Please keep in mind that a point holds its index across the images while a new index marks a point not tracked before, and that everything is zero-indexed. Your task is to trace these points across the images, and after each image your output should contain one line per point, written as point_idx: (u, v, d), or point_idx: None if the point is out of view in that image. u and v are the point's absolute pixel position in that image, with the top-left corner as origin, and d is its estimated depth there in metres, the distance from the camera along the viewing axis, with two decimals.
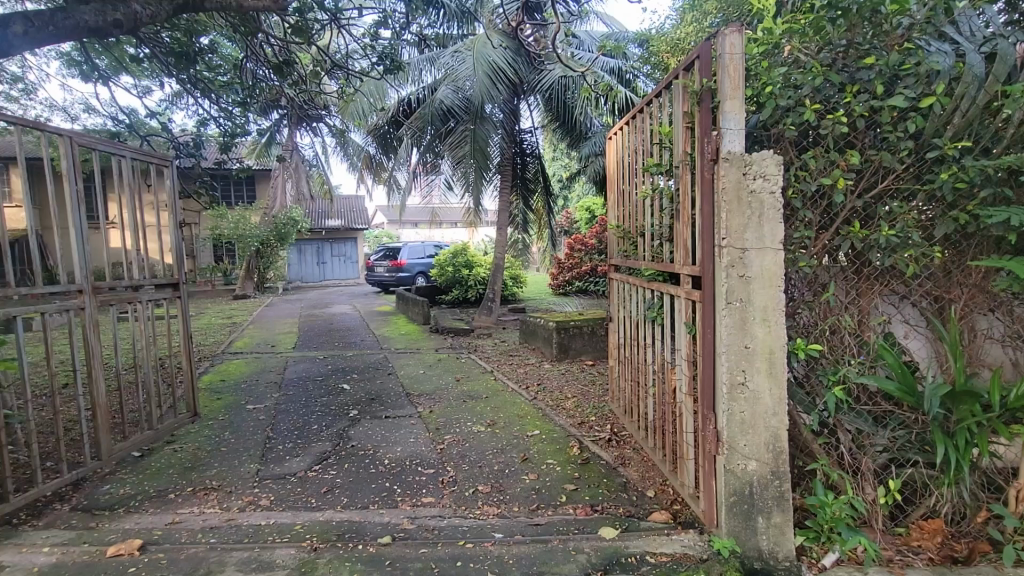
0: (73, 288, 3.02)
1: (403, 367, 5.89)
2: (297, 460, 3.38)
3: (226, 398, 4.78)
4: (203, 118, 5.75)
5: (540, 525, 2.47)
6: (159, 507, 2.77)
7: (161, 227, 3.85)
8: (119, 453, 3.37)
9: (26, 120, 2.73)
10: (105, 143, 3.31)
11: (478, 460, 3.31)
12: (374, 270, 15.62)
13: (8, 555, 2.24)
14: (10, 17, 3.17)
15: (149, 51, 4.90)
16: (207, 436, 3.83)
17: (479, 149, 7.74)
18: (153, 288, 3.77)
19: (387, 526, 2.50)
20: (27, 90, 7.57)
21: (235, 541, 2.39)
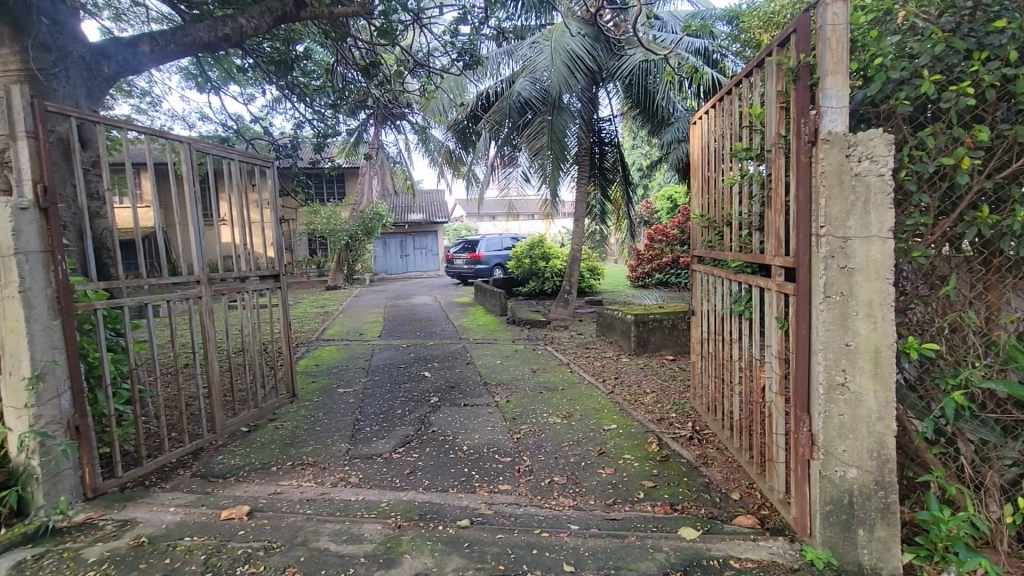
0: (191, 279, 3.38)
1: (481, 357, 6.02)
2: (383, 442, 3.57)
3: (320, 381, 5.16)
4: (300, 120, 6.20)
5: (616, 520, 2.44)
6: (263, 478, 3.05)
7: (264, 223, 4.21)
8: (230, 427, 3.74)
9: (153, 129, 3.08)
10: (217, 147, 3.65)
11: (554, 451, 3.32)
12: (453, 262, 16.07)
13: (142, 512, 2.57)
14: (140, 38, 3.60)
15: (254, 61, 5.35)
16: (304, 416, 4.14)
17: (557, 140, 7.61)
18: (258, 279, 4.14)
19: (466, 510, 2.58)
20: (153, 103, 8.53)
21: (328, 513, 2.57)
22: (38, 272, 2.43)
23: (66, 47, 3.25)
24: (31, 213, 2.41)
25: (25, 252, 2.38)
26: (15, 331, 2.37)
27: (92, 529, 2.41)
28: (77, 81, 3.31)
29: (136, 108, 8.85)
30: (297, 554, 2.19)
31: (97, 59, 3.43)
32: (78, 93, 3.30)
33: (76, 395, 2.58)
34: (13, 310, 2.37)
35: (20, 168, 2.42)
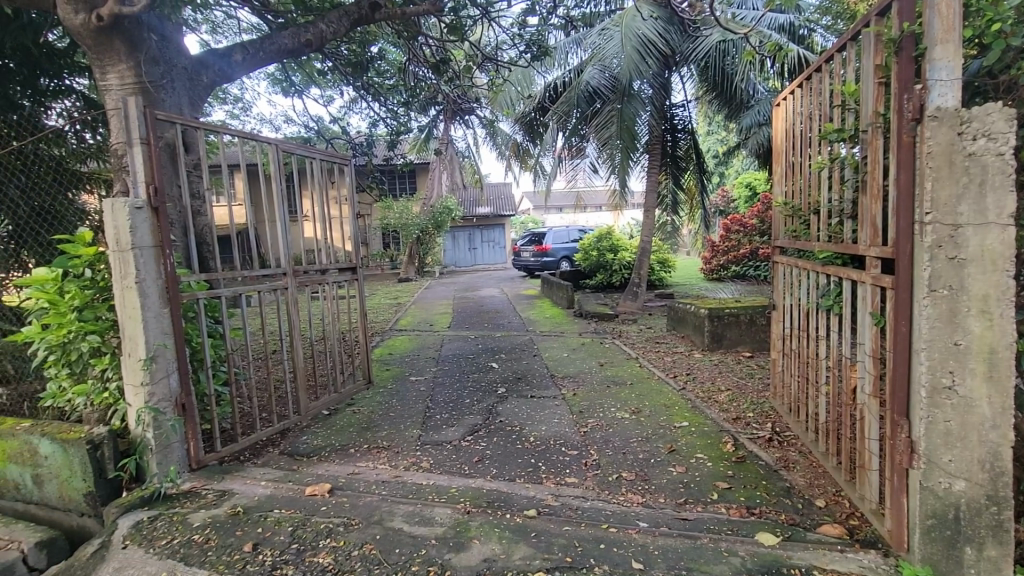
0: (278, 272, 3.62)
1: (548, 349, 6.02)
2: (452, 430, 3.68)
3: (394, 369, 5.40)
4: (375, 119, 6.46)
5: (688, 520, 2.36)
6: (343, 458, 3.24)
7: (343, 218, 4.43)
8: (313, 410, 4.00)
9: (245, 132, 3.32)
10: (301, 148, 3.89)
11: (622, 446, 3.26)
12: (520, 255, 16.16)
13: (238, 484, 2.81)
14: (233, 48, 3.92)
15: (333, 64, 5.67)
16: (379, 402, 4.35)
17: (626, 128, 7.36)
18: (337, 272, 4.36)
19: (533, 500, 2.60)
20: (244, 108, 9.20)
21: (401, 495, 2.69)
22: (151, 265, 2.71)
23: (171, 60, 3.59)
24: (144, 211, 2.69)
25: (139, 247, 2.66)
26: (132, 317, 2.66)
27: (196, 497, 2.67)
28: (180, 91, 3.63)
29: (229, 114, 9.59)
30: (374, 531, 2.31)
31: (197, 69, 3.77)
32: (182, 102, 3.62)
33: (182, 376, 2.85)
34: (131, 299, 2.65)
35: (135, 171, 2.70)
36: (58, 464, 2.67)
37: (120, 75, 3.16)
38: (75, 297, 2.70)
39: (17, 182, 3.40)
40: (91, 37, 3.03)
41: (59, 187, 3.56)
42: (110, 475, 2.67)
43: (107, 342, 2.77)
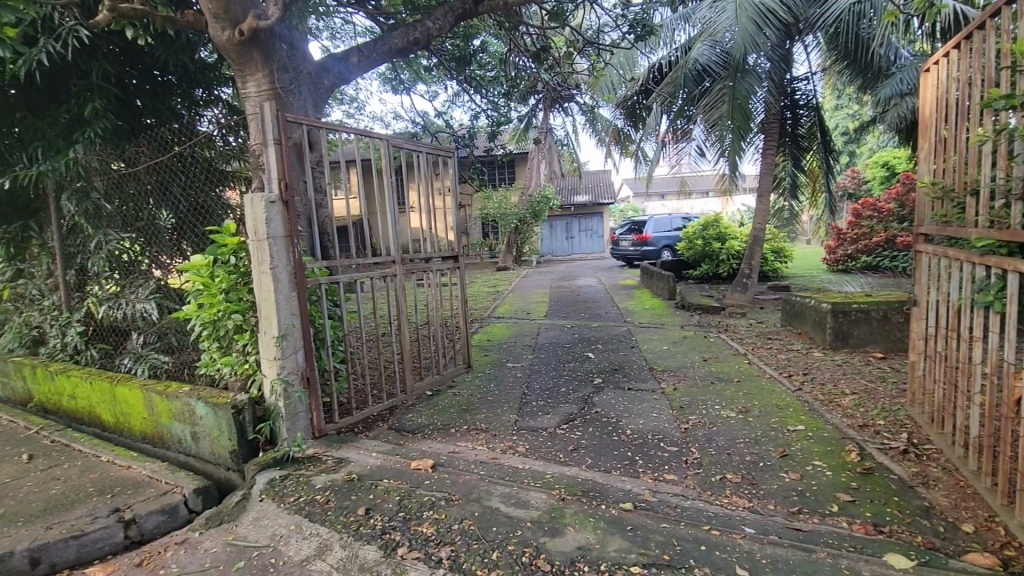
0: (388, 259, 3.88)
1: (647, 342, 5.84)
2: (548, 417, 3.71)
3: (492, 355, 5.56)
4: (477, 111, 6.64)
5: (802, 531, 2.18)
6: (445, 437, 3.41)
7: (446, 208, 4.62)
8: (418, 390, 4.25)
9: (361, 130, 3.57)
10: (409, 142, 4.09)
11: (726, 446, 3.09)
12: (618, 244, 15.78)
13: (353, 453, 3.08)
14: (350, 51, 4.25)
15: (438, 60, 5.96)
16: (478, 385, 4.51)
17: (739, 106, 6.79)
18: (440, 260, 4.56)
19: (629, 494, 2.55)
20: (358, 107, 9.95)
21: (498, 476, 2.78)
22: (282, 253, 3.03)
23: (298, 66, 3.97)
24: (277, 205, 3.00)
25: (273, 237, 2.98)
26: (268, 299, 3.00)
27: (318, 462, 2.97)
28: (305, 94, 3.99)
29: (346, 113, 10.39)
30: (473, 508, 2.41)
31: (320, 74, 4.12)
32: (307, 105, 3.98)
33: (307, 353, 3.16)
34: (266, 283, 2.99)
35: (270, 169, 3.02)
36: (210, 424, 3.10)
37: (257, 81, 3.52)
38: (223, 281, 3.10)
39: (179, 180, 3.78)
40: (235, 51, 3.40)
41: (210, 186, 3.88)
42: (250, 436, 3.05)
43: (248, 321, 3.15)
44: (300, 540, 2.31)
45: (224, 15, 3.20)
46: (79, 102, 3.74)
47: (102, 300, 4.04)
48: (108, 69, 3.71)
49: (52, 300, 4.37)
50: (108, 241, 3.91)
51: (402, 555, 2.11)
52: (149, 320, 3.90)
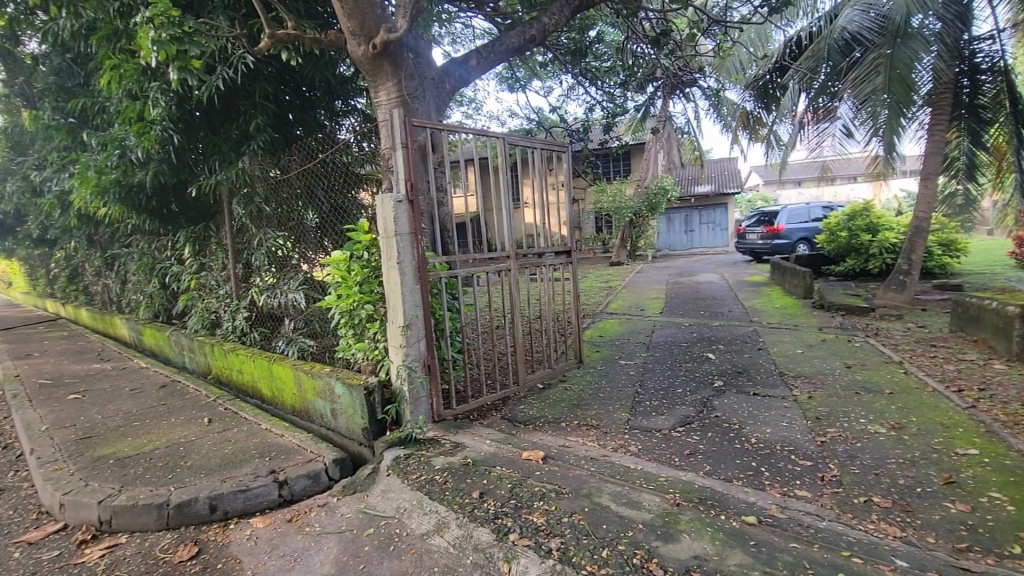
0: (503, 254, 3.99)
1: (776, 344, 5.34)
2: (662, 418, 3.56)
3: (604, 351, 5.47)
4: (592, 104, 6.58)
5: (970, 571, 1.86)
6: (556, 431, 3.44)
7: (560, 203, 4.63)
8: (529, 382, 4.33)
9: (479, 130, 3.71)
10: (524, 139, 4.17)
11: (873, 465, 2.73)
12: (745, 237, 14.60)
13: (469, 438, 3.24)
14: (469, 55, 4.43)
15: (554, 55, 5.99)
16: (589, 381, 4.48)
17: (898, 78, 5.87)
18: (554, 255, 4.58)
19: (753, 506, 2.36)
20: (476, 108, 10.36)
21: (609, 474, 2.73)
22: (407, 249, 3.26)
23: (423, 73, 4.22)
24: (403, 204, 3.23)
25: (400, 234, 3.22)
26: (395, 291, 3.25)
27: (437, 445, 3.18)
28: (429, 99, 4.24)
29: (465, 114, 10.86)
30: (583, 504, 2.41)
31: (442, 78, 4.35)
32: (431, 109, 4.22)
33: (428, 342, 3.38)
34: (394, 276, 3.25)
35: (398, 172, 3.26)
36: (346, 403, 3.44)
37: (387, 90, 3.80)
38: (358, 275, 3.43)
39: (323, 184, 4.20)
40: (369, 63, 3.71)
41: (347, 189, 4.16)
42: (379, 416, 3.34)
43: (378, 311, 3.44)
44: (421, 515, 2.48)
45: (360, 30, 3.51)
46: (247, 119, 4.36)
47: (263, 290, 4.68)
48: (267, 88, 4.25)
49: (225, 289, 5.16)
50: (268, 238, 4.52)
51: (514, 540, 2.17)
52: (298, 307, 4.43)
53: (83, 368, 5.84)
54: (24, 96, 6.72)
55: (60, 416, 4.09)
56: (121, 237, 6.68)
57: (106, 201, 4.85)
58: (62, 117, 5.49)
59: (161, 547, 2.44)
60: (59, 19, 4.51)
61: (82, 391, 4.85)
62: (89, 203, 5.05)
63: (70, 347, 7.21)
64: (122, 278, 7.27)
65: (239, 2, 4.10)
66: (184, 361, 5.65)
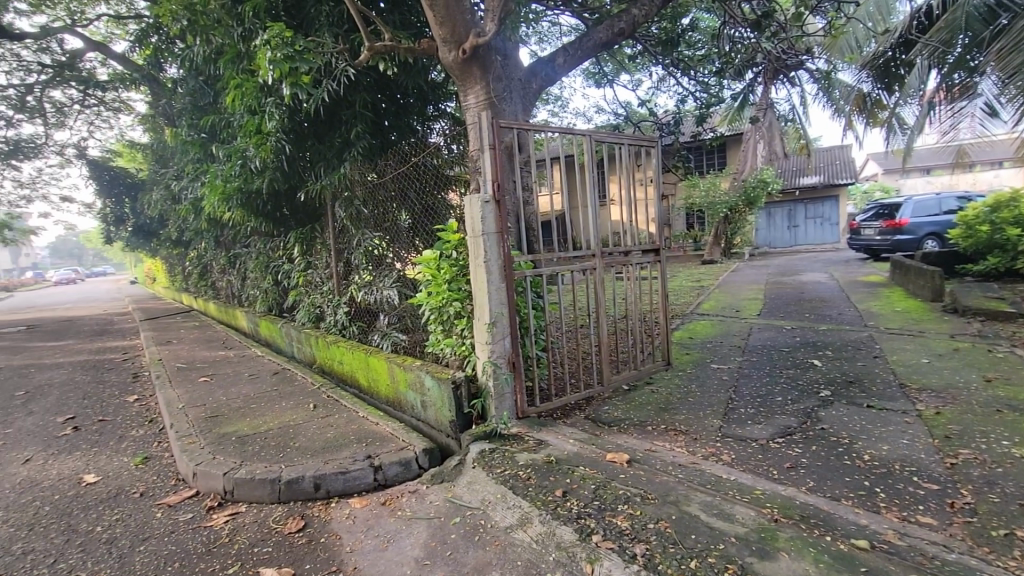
0: (589, 253, 3.95)
1: (896, 352, 4.80)
2: (759, 428, 3.34)
3: (694, 354, 5.24)
4: (684, 95, 6.34)
5: None
6: (642, 434, 3.34)
7: (648, 200, 4.48)
8: (614, 383, 4.25)
9: (565, 128, 3.70)
10: (611, 135, 4.10)
11: (1017, 495, 2.37)
12: (859, 233, 13.24)
13: (553, 437, 3.25)
14: (556, 52, 4.48)
15: (643, 46, 5.82)
16: (678, 384, 4.31)
17: None
18: (641, 253, 4.45)
19: (865, 530, 2.14)
20: (562, 105, 10.33)
21: (699, 483, 2.61)
22: (494, 247, 3.33)
23: (511, 75, 4.29)
24: (490, 204, 3.30)
25: (487, 234, 3.30)
26: (481, 289, 3.34)
27: (521, 441, 3.22)
28: (516, 100, 4.29)
29: (551, 112, 10.87)
30: (670, 511, 2.32)
31: (529, 78, 4.39)
32: (518, 109, 4.28)
33: (513, 339, 3.43)
34: (481, 274, 3.33)
35: (485, 172, 3.34)
36: (435, 396, 3.58)
37: (476, 94, 3.90)
38: (447, 273, 3.56)
39: (415, 186, 4.40)
40: (459, 69, 3.82)
41: (437, 190, 4.30)
42: (465, 410, 3.45)
43: (465, 308, 3.55)
44: (505, 508, 2.53)
45: (451, 37, 3.63)
46: (348, 127, 4.68)
47: (361, 286, 5.00)
48: (366, 97, 4.53)
49: (328, 286, 5.58)
50: (366, 239, 4.84)
51: (597, 542, 2.14)
52: (392, 303, 4.69)
53: (211, 354, 6.60)
54: (166, 115, 7.71)
55: (193, 396, 4.65)
56: (241, 238, 7.45)
57: (230, 206, 5.44)
58: (196, 132, 6.23)
59: (274, 519, 2.70)
60: (194, 46, 5.11)
61: (210, 374, 5.49)
62: (216, 208, 5.69)
63: (201, 336, 8.18)
64: (243, 274, 8.11)
65: (342, 18, 4.41)
66: (293, 351, 6.19)
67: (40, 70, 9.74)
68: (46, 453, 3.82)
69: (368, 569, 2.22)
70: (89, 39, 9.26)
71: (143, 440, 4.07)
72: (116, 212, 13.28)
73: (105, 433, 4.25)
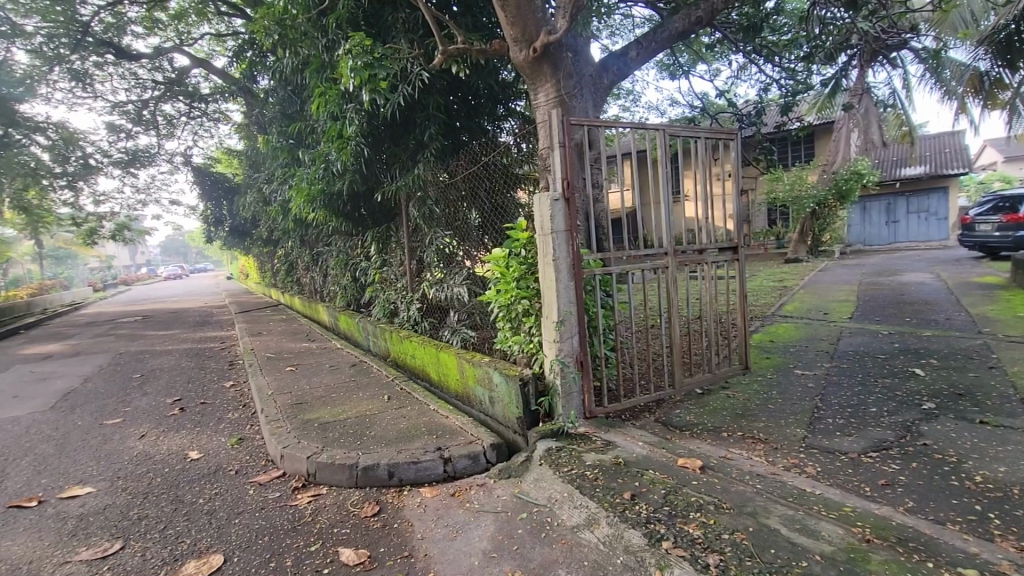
0: (661, 251, 3.81)
1: (1017, 362, 4.26)
2: (848, 440, 3.09)
3: (775, 358, 4.94)
4: (767, 84, 5.98)
5: None
6: (717, 441, 3.19)
7: (726, 195, 4.27)
8: (687, 386, 4.09)
9: (637, 123, 3.59)
10: (687, 129, 3.94)
11: None
12: (972, 229, 11.87)
13: (621, 439, 3.19)
14: (629, 46, 4.39)
15: (723, 34, 5.56)
16: (757, 390, 4.08)
17: None
18: (717, 251, 4.23)
19: (975, 559, 1.92)
20: (634, 99, 10.09)
21: (779, 495, 2.46)
22: (563, 245, 3.32)
23: (582, 71, 4.25)
24: (560, 202, 3.29)
25: (556, 232, 3.28)
26: (550, 287, 3.33)
27: (589, 441, 3.19)
28: (586, 96, 4.25)
29: (623, 106, 10.65)
30: (747, 522, 2.20)
31: (600, 73, 4.33)
32: (588, 106, 4.22)
33: (581, 338, 3.39)
34: (549, 273, 3.32)
35: (555, 170, 3.33)
36: (503, 392, 3.61)
37: (546, 92, 3.90)
38: (516, 271, 3.59)
39: (485, 186, 4.46)
40: (530, 67, 3.82)
41: (506, 188, 4.34)
42: (533, 408, 3.45)
43: (534, 306, 3.56)
44: (572, 507, 2.52)
45: (522, 36, 3.65)
46: (422, 129, 4.84)
47: (432, 284, 5.15)
48: (439, 100, 4.65)
49: (402, 283, 5.80)
50: (437, 238, 4.97)
51: (667, 548, 2.07)
52: (462, 300, 4.79)
53: (297, 346, 7.08)
54: (258, 123, 8.34)
55: (281, 384, 5.02)
56: (324, 237, 7.92)
57: (314, 207, 5.80)
58: (285, 139, 6.69)
59: (352, 503, 2.84)
60: (284, 58, 5.48)
61: (296, 364, 5.90)
62: (302, 209, 6.07)
63: (288, 328, 8.79)
64: (324, 271, 8.62)
65: (417, 25, 4.56)
66: (369, 345, 6.50)
67: (154, 87, 10.85)
68: (159, 430, 4.27)
69: (439, 556, 2.28)
70: (193, 56, 10.20)
71: (238, 423, 4.45)
72: (216, 213, 14.55)
73: (206, 415, 4.69)
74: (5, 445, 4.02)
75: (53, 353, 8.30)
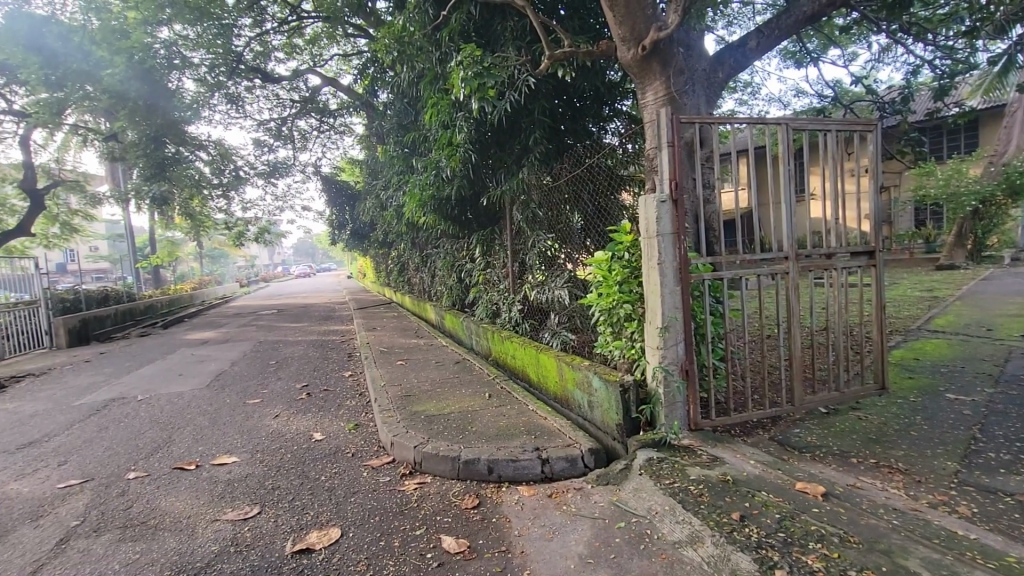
0: (781, 255, 3.50)
1: None
2: (1016, 480, 2.60)
3: (921, 379, 4.32)
4: (916, 66, 5.26)
5: None
6: (843, 466, 2.87)
7: (861, 194, 3.81)
8: (808, 405, 3.72)
9: (755, 117, 3.34)
10: (815, 122, 3.58)
11: None
12: None
13: (730, 455, 2.99)
14: (749, 36, 4.12)
15: (861, 14, 4.98)
16: (896, 414, 3.59)
17: None
18: (849, 256, 3.79)
19: None
20: (753, 91, 9.41)
21: (922, 535, 2.15)
22: (669, 248, 3.18)
23: (694, 66, 4.05)
24: (667, 204, 3.16)
25: (662, 235, 3.16)
26: (654, 292, 3.22)
27: (693, 454, 3.03)
28: (699, 92, 4.04)
29: (739, 100, 9.99)
30: (878, 561, 1.95)
31: (714, 67, 4.11)
32: (701, 102, 4.01)
33: (688, 345, 3.23)
34: (654, 277, 3.21)
35: (662, 170, 3.21)
36: (603, 397, 3.54)
37: (655, 90, 3.77)
38: (618, 274, 3.52)
39: (589, 187, 4.43)
40: (638, 66, 3.73)
41: (610, 191, 4.27)
42: (633, 415, 3.34)
43: (636, 311, 3.46)
44: (673, 522, 2.41)
45: (630, 36, 3.57)
46: (528, 134, 4.92)
47: (534, 286, 5.21)
48: (545, 104, 4.69)
49: (505, 284, 5.93)
50: (539, 241, 5.02)
51: None
52: (563, 303, 4.79)
53: (407, 341, 7.55)
54: (378, 134, 9.02)
55: (392, 376, 5.38)
56: (434, 240, 8.35)
57: (425, 212, 6.15)
58: (401, 148, 7.18)
59: (455, 494, 2.96)
60: (402, 74, 5.88)
61: (406, 359, 6.29)
62: (414, 213, 6.46)
63: (400, 324, 9.40)
64: (433, 272, 9.08)
65: (525, 32, 4.65)
66: (472, 343, 6.73)
67: (292, 105, 12.16)
68: (289, 412, 4.79)
69: (534, 555, 2.30)
70: (323, 75, 11.29)
71: (354, 410, 4.84)
72: (341, 217, 15.97)
73: (328, 400, 5.17)
74: (172, 415, 4.75)
75: (209, 339, 9.64)
